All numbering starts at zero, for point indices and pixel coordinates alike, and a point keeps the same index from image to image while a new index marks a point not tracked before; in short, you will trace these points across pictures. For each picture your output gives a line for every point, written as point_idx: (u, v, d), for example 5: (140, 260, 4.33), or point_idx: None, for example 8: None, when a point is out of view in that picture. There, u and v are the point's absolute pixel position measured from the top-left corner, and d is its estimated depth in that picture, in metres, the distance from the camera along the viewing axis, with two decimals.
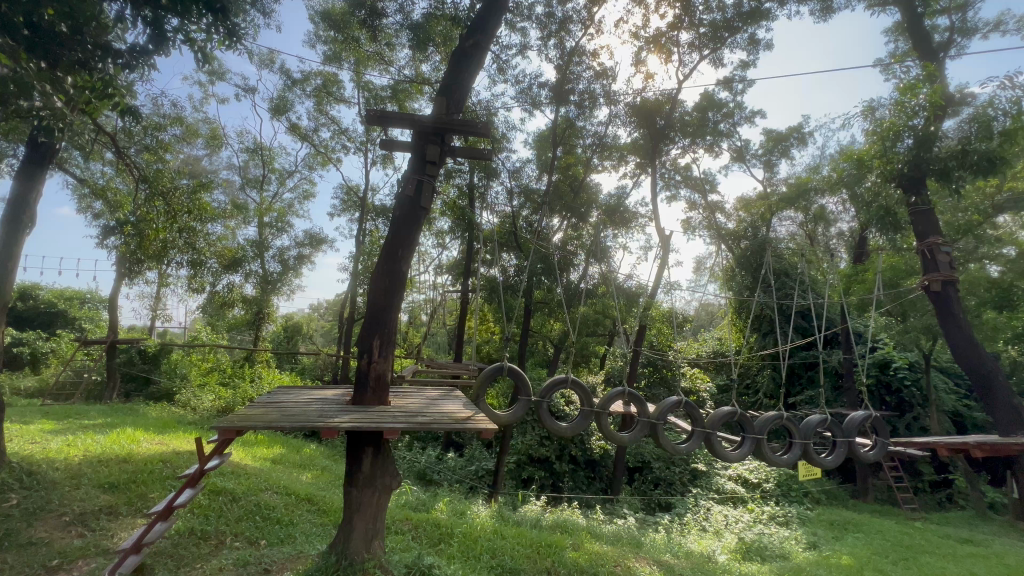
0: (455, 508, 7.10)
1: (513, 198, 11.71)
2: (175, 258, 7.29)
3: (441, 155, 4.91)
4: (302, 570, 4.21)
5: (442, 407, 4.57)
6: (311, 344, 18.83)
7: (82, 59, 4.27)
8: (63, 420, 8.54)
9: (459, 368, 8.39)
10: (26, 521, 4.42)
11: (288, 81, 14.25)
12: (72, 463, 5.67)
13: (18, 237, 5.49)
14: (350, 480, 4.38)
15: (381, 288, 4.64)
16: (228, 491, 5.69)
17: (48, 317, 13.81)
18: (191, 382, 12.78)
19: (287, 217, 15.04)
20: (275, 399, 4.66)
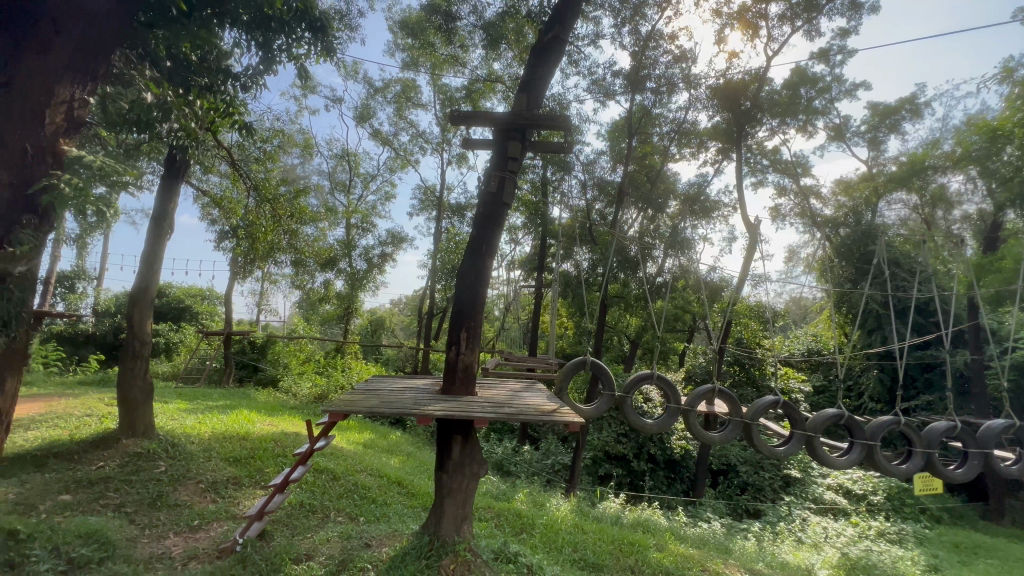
0: (535, 499, 7.21)
1: (587, 191, 11.59)
2: (280, 258, 8.07)
3: (522, 150, 4.98)
4: (398, 547, 4.48)
5: (527, 399, 4.66)
6: (394, 337, 20.01)
7: (207, 82, 4.76)
8: (194, 401, 9.82)
9: (536, 362, 8.67)
10: (172, 485, 5.15)
11: (370, 90, 15.17)
12: (203, 439, 6.48)
13: (161, 243, 6.34)
14: (441, 466, 4.61)
15: (466, 284, 4.80)
16: (329, 470, 6.23)
17: (178, 312, 15.84)
18: (292, 370, 14.13)
19: (371, 218, 16.07)
20: (372, 387, 5.02)
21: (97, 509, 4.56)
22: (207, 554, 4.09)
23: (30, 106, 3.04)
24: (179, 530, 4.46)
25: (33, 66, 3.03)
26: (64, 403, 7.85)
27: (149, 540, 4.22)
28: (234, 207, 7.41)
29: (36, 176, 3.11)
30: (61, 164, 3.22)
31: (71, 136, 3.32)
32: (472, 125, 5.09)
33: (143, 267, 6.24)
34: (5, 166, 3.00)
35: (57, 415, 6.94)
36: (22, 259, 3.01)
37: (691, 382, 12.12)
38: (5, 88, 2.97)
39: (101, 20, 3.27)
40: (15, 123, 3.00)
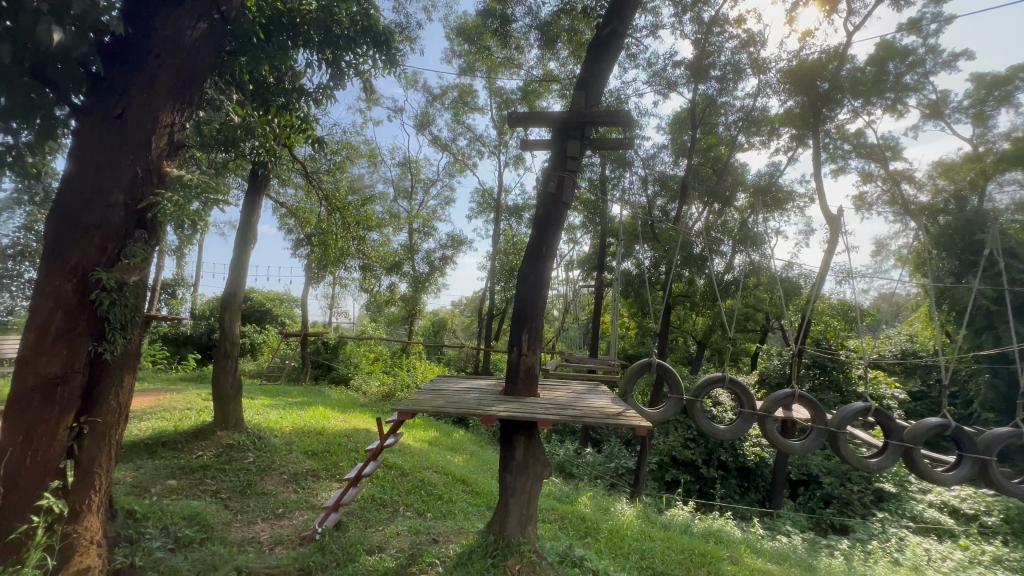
0: (599, 503, 7.07)
1: (647, 187, 11.24)
2: (350, 263, 8.53)
3: (581, 148, 4.92)
4: (465, 544, 4.56)
5: (590, 402, 4.58)
6: (455, 337, 20.55)
7: (283, 101, 5.08)
8: (276, 397, 10.62)
9: (597, 363, 8.53)
10: (260, 475, 5.59)
11: (429, 97, 15.68)
12: (285, 433, 6.97)
13: (247, 252, 6.91)
14: (505, 466, 4.66)
15: (527, 284, 4.80)
16: (397, 466, 6.49)
17: (260, 314, 17.17)
18: (362, 370, 14.89)
19: (432, 222, 16.59)
20: (437, 388, 5.15)
21: (197, 493, 5.04)
22: (291, 541, 4.37)
23: (140, 134, 3.37)
24: (266, 516, 4.81)
25: (141, 97, 3.36)
26: (169, 398, 8.75)
27: (241, 524, 4.59)
28: (308, 216, 7.91)
29: (145, 195, 3.42)
30: (165, 184, 3.53)
31: (173, 159, 3.63)
32: (529, 126, 5.09)
33: (232, 274, 6.82)
34: (120, 187, 3.31)
35: (164, 408, 7.75)
36: (135, 270, 3.36)
37: (765, 386, 11.37)
38: (121, 120, 3.32)
39: (195, 52, 3.58)
40: (128, 149, 3.32)
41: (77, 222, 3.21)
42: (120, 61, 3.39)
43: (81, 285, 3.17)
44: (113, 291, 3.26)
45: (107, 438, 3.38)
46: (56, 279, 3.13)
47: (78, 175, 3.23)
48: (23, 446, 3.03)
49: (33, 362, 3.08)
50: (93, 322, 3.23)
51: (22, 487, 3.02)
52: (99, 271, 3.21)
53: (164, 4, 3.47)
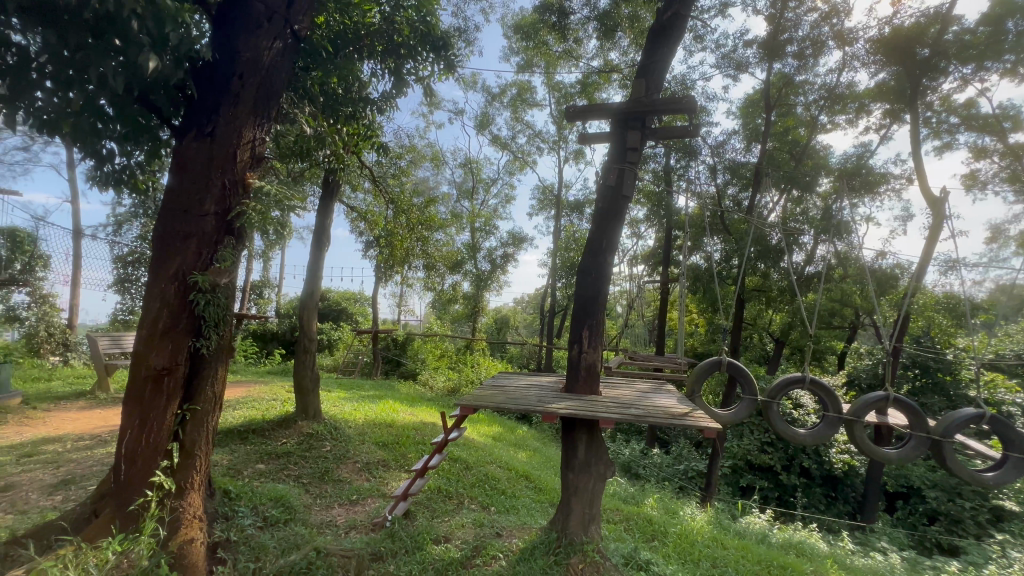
0: (667, 506, 6.82)
1: (717, 175, 10.65)
2: (416, 262, 8.85)
3: (642, 139, 4.75)
4: (528, 539, 4.58)
5: (653, 400, 4.42)
6: (518, 334, 20.74)
7: (351, 111, 5.39)
8: (351, 390, 11.32)
9: (664, 361, 8.24)
10: (336, 463, 5.97)
11: (488, 97, 15.90)
12: (358, 425, 7.40)
13: (321, 254, 7.38)
14: (566, 464, 4.63)
15: (587, 280, 4.72)
16: (462, 459, 6.67)
17: (337, 312, 18.34)
18: (429, 365, 15.46)
19: (493, 221, 16.84)
20: (498, 384, 5.21)
21: (282, 478, 5.46)
22: (364, 526, 4.61)
23: (226, 149, 3.68)
24: (342, 502, 5.12)
25: (227, 116, 3.68)
26: (259, 389, 9.60)
27: (320, 508, 4.92)
28: (376, 219, 8.28)
29: (232, 205, 3.73)
30: (249, 193, 3.82)
31: (255, 170, 3.91)
32: (588, 119, 5.00)
33: (309, 276, 7.32)
34: (211, 197, 3.63)
35: (254, 399, 8.51)
36: (224, 272, 3.70)
37: (853, 388, 10.39)
38: (211, 137, 3.64)
39: (271, 71, 3.86)
40: (217, 163, 3.64)
41: (175, 229, 3.56)
42: (209, 82, 3.74)
43: (181, 287, 3.55)
44: (207, 292, 3.61)
45: (205, 425, 3.75)
46: (162, 282, 3.53)
47: (176, 188, 3.58)
48: (138, 429, 3.45)
49: (145, 356, 3.49)
50: (192, 320, 3.60)
51: (138, 464, 3.44)
52: (196, 274, 3.57)
53: (244, 27, 3.77)
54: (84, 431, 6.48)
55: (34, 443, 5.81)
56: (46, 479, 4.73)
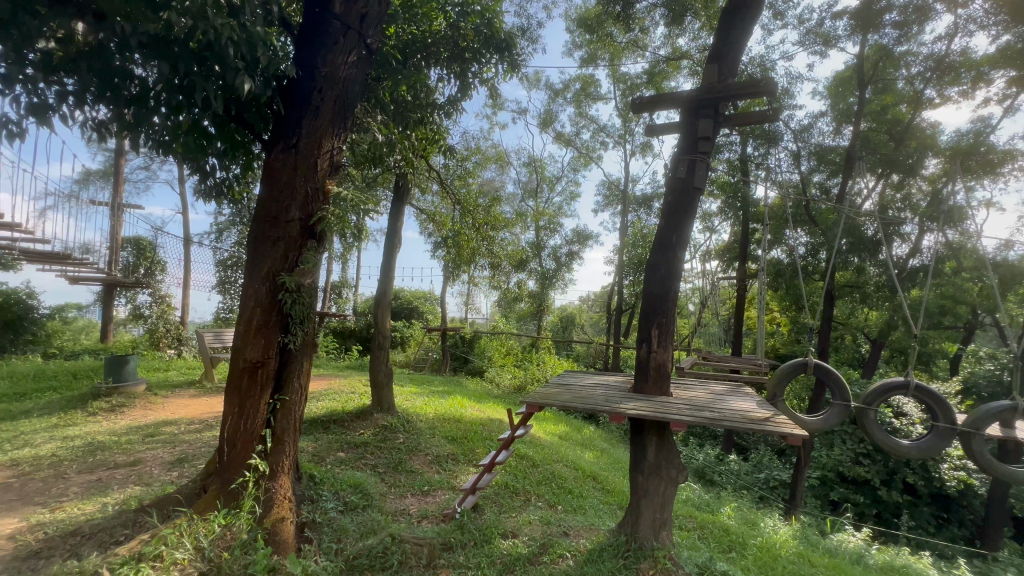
0: (745, 516, 6.42)
1: (801, 162, 9.84)
2: (482, 262, 9.03)
3: (715, 127, 4.49)
4: (595, 540, 4.52)
5: (730, 403, 4.18)
6: (584, 333, 20.49)
7: (419, 116, 5.59)
8: (422, 385, 11.80)
9: (741, 363, 7.75)
10: (408, 454, 6.24)
11: (552, 94, 15.83)
12: (429, 418, 7.71)
13: (393, 255, 7.75)
14: (635, 466, 4.50)
15: (656, 277, 4.53)
16: (528, 456, 6.72)
17: (408, 310, 19.19)
18: (495, 363, 15.72)
19: (558, 218, 16.79)
20: (564, 383, 5.17)
21: (360, 466, 5.79)
22: (435, 516, 4.76)
23: (308, 159, 3.96)
24: (415, 491, 5.36)
25: (309, 128, 3.96)
26: (339, 382, 10.27)
27: (395, 496, 5.15)
28: (443, 220, 8.52)
29: (314, 211, 4.01)
30: (328, 200, 4.08)
31: (333, 178, 4.17)
32: (656, 110, 4.82)
33: (383, 276, 7.71)
34: (296, 204, 3.92)
35: (334, 391, 9.12)
36: (308, 273, 3.99)
37: (970, 396, 9.15)
38: (295, 149, 3.93)
39: (346, 83, 4.10)
40: (301, 172, 3.93)
41: (266, 234, 3.88)
42: (293, 98, 4.04)
43: (272, 287, 3.88)
44: (293, 291, 3.92)
45: (293, 414, 4.07)
46: (255, 283, 3.87)
47: (266, 197, 3.90)
48: (237, 415, 3.82)
49: (242, 350, 3.85)
50: (281, 317, 3.93)
51: (238, 447, 3.81)
52: (284, 275, 3.89)
53: (324, 44, 4.05)
54: (194, 416, 7.30)
55: (155, 425, 6.65)
56: (165, 456, 5.39)
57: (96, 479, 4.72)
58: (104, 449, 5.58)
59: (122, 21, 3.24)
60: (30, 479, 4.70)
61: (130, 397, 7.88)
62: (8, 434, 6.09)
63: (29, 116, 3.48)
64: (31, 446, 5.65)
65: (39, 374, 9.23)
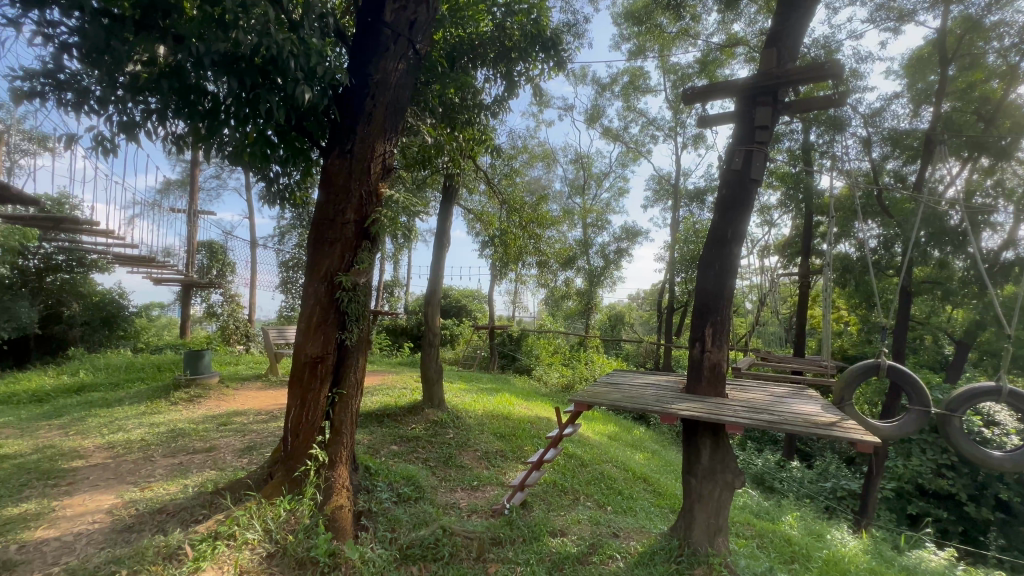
0: (809, 526, 6.06)
1: (872, 149, 9.12)
2: (529, 260, 9.04)
3: (774, 115, 4.27)
4: (647, 543, 4.42)
5: (791, 406, 3.97)
6: (634, 332, 20.05)
7: (467, 117, 5.68)
8: (471, 383, 12.01)
9: (805, 364, 7.30)
10: (458, 450, 6.37)
11: (599, 89, 15.59)
12: (478, 415, 7.84)
13: (442, 254, 7.92)
14: (688, 469, 4.36)
15: (711, 273, 4.35)
16: (577, 456, 6.66)
17: (457, 309, 19.56)
18: (543, 361, 15.73)
19: (606, 215, 16.53)
20: (614, 382, 5.09)
21: (412, 459, 5.97)
22: (484, 511, 4.82)
23: (361, 164, 4.12)
24: (465, 486, 5.46)
25: (363, 134, 4.12)
26: (392, 378, 10.65)
27: (446, 490, 5.28)
28: (490, 219, 8.61)
29: (368, 213, 4.17)
30: (381, 202, 4.24)
31: (385, 181, 4.32)
32: (709, 100, 4.63)
33: (433, 275, 7.90)
34: (351, 207, 4.10)
35: (388, 387, 9.47)
36: (363, 273, 4.17)
37: None
38: (350, 154, 4.11)
39: (397, 89, 4.24)
40: (355, 176, 4.10)
41: (324, 235, 4.08)
42: (347, 106, 4.22)
43: (330, 286, 4.08)
44: (349, 290, 4.10)
45: (350, 407, 4.26)
46: (315, 282, 4.09)
47: (324, 201, 4.10)
48: (300, 407, 4.06)
49: (303, 345, 4.08)
50: (338, 315, 4.13)
51: (300, 438, 4.04)
52: (340, 274, 4.08)
53: (376, 52, 4.20)
54: (261, 407, 7.82)
55: (228, 415, 7.17)
56: (237, 444, 5.82)
57: (178, 463, 5.18)
58: (184, 435, 6.10)
59: (196, 42, 3.47)
60: (124, 460, 5.22)
61: (205, 389, 8.55)
62: (105, 420, 6.79)
63: (120, 133, 3.86)
64: (124, 430, 6.27)
65: (129, 367, 10.20)
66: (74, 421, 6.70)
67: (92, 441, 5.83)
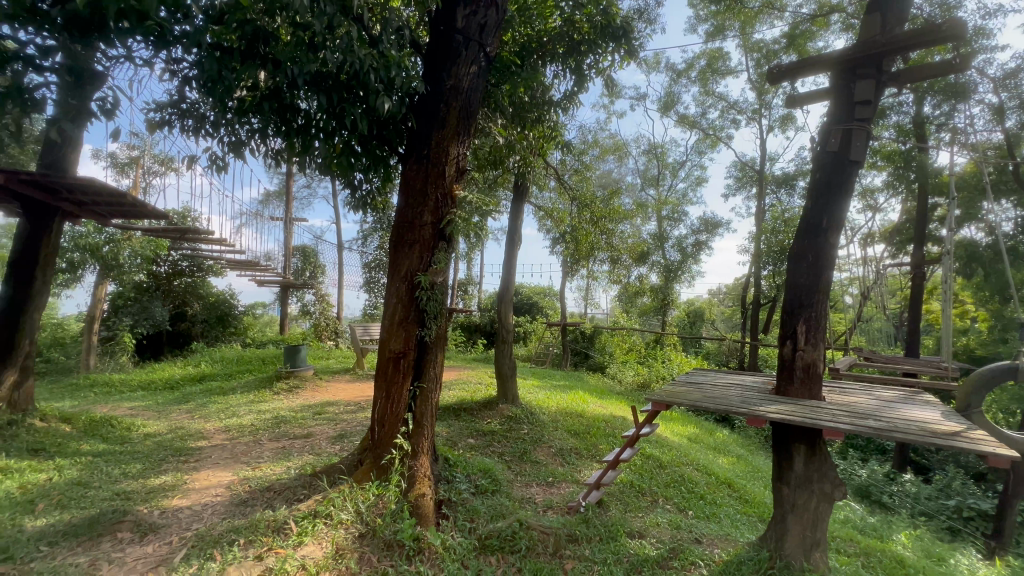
0: (927, 548, 5.37)
1: (1005, 117, 7.85)
2: (601, 256, 8.90)
3: (877, 89, 3.84)
4: (732, 552, 4.18)
5: (903, 412, 3.55)
6: (714, 329, 18.99)
7: (536, 115, 5.71)
8: (544, 379, 12.08)
9: (919, 366, 6.49)
10: (533, 446, 6.43)
11: (673, 75, 14.92)
12: (552, 412, 7.87)
13: (514, 252, 8.03)
14: (779, 476, 4.06)
15: (803, 266, 4.01)
16: (655, 457, 6.46)
17: (529, 306, 19.74)
18: (617, 359, 15.42)
19: (682, 207, 15.81)
20: (694, 382, 4.86)
21: (488, 452, 6.13)
22: (560, 508, 4.83)
23: (436, 168, 4.29)
24: (541, 482, 5.51)
25: (438, 138, 4.29)
26: (467, 374, 11.01)
27: (521, 484, 5.37)
28: (561, 215, 8.56)
29: (444, 214, 4.33)
30: (456, 203, 4.38)
31: (460, 182, 4.46)
32: (799, 77, 4.27)
33: (505, 273, 8.04)
34: (427, 210, 4.28)
35: (464, 382, 9.80)
36: (440, 272, 4.35)
37: None
38: (426, 159, 4.29)
39: (468, 91, 4.35)
40: (432, 180, 4.28)
41: (403, 237, 4.31)
42: (423, 112, 4.40)
43: (410, 285, 4.30)
44: (428, 289, 4.29)
45: (431, 401, 4.47)
46: (397, 281, 4.33)
47: (404, 205, 4.33)
48: (385, 399, 4.32)
49: (387, 341, 4.34)
50: (417, 312, 4.33)
51: (386, 428, 4.30)
52: (419, 274, 4.28)
53: (449, 59, 4.35)
54: (351, 398, 8.46)
55: (322, 405, 7.82)
56: (330, 432, 6.33)
57: (282, 447, 5.74)
58: (286, 422, 6.75)
59: (290, 65, 3.77)
60: (238, 443, 5.89)
61: (303, 380, 9.39)
62: (223, 406, 7.71)
63: (230, 152, 4.35)
64: (237, 416, 7.08)
65: (241, 359, 11.47)
66: (198, 407, 7.69)
67: (212, 424, 6.64)
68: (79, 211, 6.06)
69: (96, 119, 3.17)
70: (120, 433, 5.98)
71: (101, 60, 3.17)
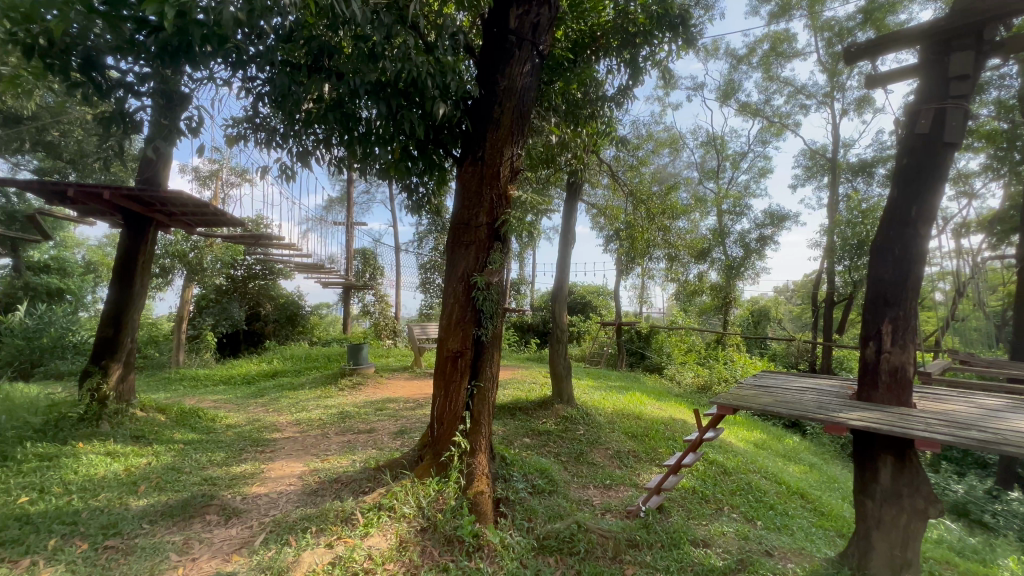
0: None
1: None
2: (657, 254, 8.62)
3: (976, 61, 3.44)
4: (809, 568, 3.91)
5: (1013, 422, 3.17)
6: (781, 328, 17.88)
7: (590, 112, 5.63)
8: (599, 380, 11.91)
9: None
10: (589, 447, 6.34)
11: (733, 62, 14.20)
12: (608, 413, 7.72)
13: (567, 251, 7.96)
14: (862, 489, 3.75)
15: (889, 260, 3.66)
16: (719, 463, 6.16)
17: (582, 306, 19.51)
18: (675, 360, 14.90)
19: (744, 200, 15.01)
20: (763, 385, 4.58)
21: (544, 452, 6.11)
22: (618, 511, 4.72)
23: (491, 169, 4.33)
24: (598, 484, 5.42)
25: (492, 139, 4.33)
26: (522, 373, 11.06)
27: (578, 485, 5.30)
28: (615, 213, 8.39)
29: (499, 215, 4.36)
30: (510, 203, 4.39)
31: (514, 183, 4.47)
32: (881, 55, 3.91)
33: (559, 272, 7.99)
34: (483, 210, 4.33)
35: (518, 381, 9.85)
36: (496, 272, 4.39)
37: None
38: (481, 160, 4.34)
39: (521, 91, 4.36)
40: (487, 180, 4.33)
41: (460, 238, 4.38)
42: (477, 115, 4.46)
43: (466, 286, 4.37)
44: (484, 289, 4.34)
45: (488, 399, 4.52)
46: (453, 282, 4.41)
47: (460, 207, 4.41)
48: (444, 397, 4.41)
49: (445, 340, 4.43)
50: (473, 312, 4.39)
51: (445, 425, 4.39)
52: (475, 274, 4.34)
53: (503, 60, 4.37)
54: (410, 395, 8.75)
55: (383, 401, 8.14)
56: (391, 428, 6.56)
57: (348, 440, 6.04)
58: (350, 417, 7.08)
59: (353, 77, 3.94)
60: (308, 435, 6.26)
61: (365, 378, 9.82)
62: (293, 400, 8.23)
63: (298, 161, 4.62)
64: (307, 410, 7.53)
65: (309, 357, 12.19)
66: (272, 401, 8.25)
67: (285, 418, 7.10)
68: (169, 222, 6.69)
69: (184, 136, 3.47)
70: (206, 424, 6.52)
71: (187, 82, 3.46)
